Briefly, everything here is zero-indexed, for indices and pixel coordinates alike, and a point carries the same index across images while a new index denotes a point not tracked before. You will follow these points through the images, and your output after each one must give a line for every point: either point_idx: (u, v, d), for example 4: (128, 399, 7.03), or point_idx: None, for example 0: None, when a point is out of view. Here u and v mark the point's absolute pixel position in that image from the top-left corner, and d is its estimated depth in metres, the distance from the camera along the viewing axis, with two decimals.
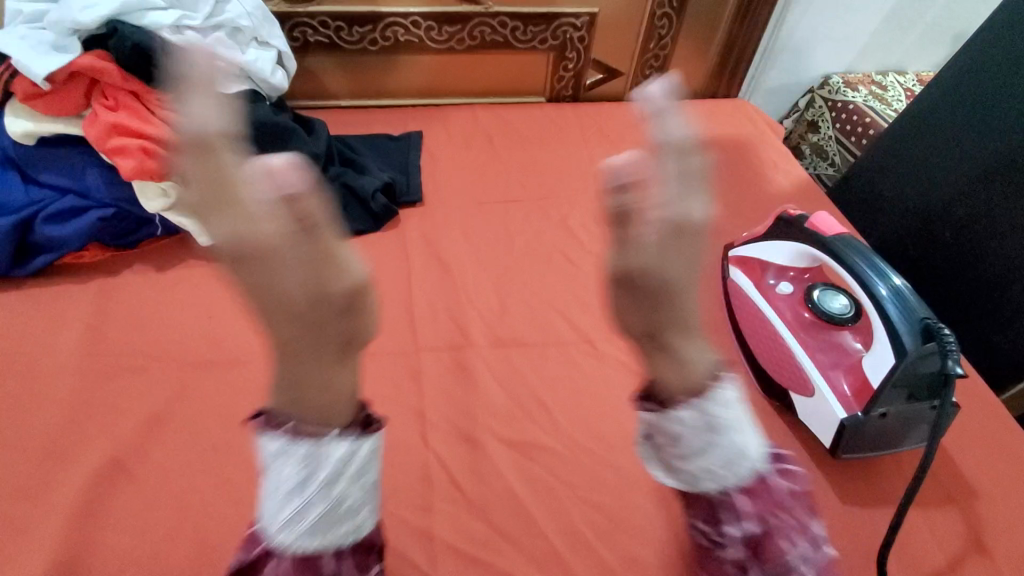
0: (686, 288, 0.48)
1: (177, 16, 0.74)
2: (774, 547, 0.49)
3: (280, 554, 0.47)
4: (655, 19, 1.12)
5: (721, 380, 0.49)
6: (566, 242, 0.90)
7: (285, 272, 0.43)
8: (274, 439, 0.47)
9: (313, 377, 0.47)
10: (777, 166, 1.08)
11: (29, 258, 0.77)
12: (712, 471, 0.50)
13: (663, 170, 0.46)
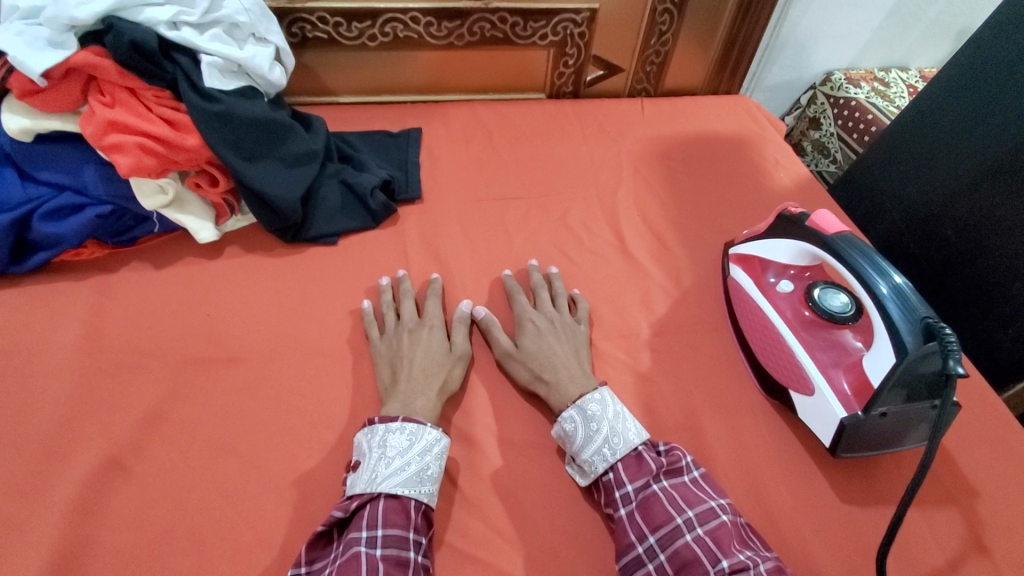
0: (540, 351, 0.72)
1: (174, 12, 0.72)
2: (660, 514, 0.57)
3: (377, 501, 0.57)
4: (656, 15, 1.10)
5: (596, 390, 0.67)
6: (566, 240, 0.90)
7: (437, 339, 0.73)
8: (390, 419, 0.63)
9: (421, 398, 0.66)
10: (778, 163, 1.07)
11: (27, 256, 0.76)
12: (599, 451, 0.62)
13: (517, 293, 0.80)
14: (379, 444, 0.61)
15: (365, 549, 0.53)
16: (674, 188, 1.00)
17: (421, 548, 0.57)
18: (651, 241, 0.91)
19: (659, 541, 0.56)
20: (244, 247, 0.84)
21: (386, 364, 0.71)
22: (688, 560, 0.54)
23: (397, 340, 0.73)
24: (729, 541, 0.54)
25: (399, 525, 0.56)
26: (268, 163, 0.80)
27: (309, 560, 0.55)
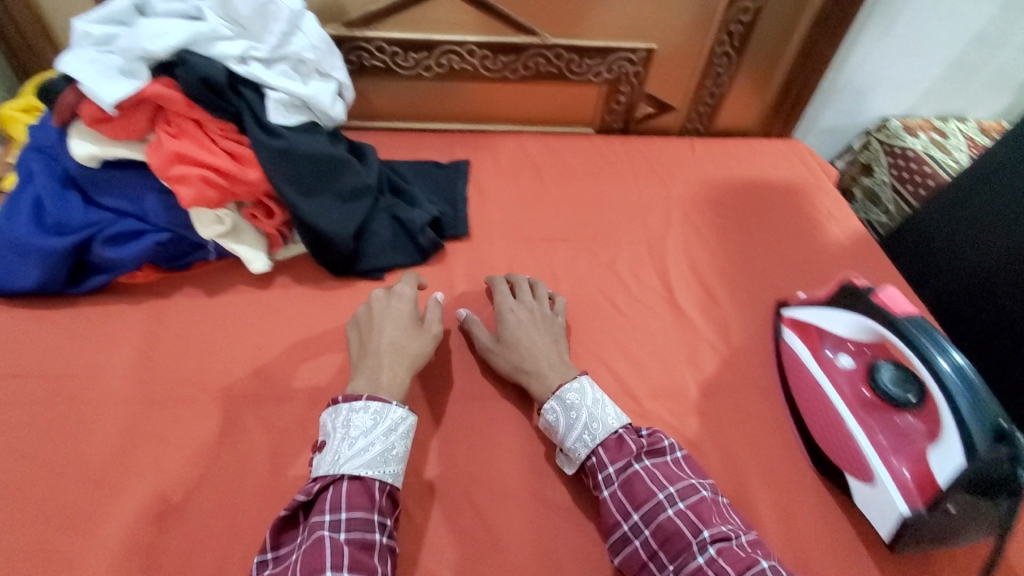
0: (517, 341, 0.74)
1: (244, 47, 0.73)
2: (642, 492, 0.61)
3: (340, 484, 0.58)
4: (715, 56, 1.08)
5: (573, 379, 0.70)
6: (613, 288, 0.89)
7: (409, 315, 0.73)
8: (353, 398, 0.63)
9: (387, 372, 0.67)
10: (832, 216, 1.05)
11: (84, 278, 0.78)
12: (580, 437, 0.66)
13: (497, 285, 0.82)
14: (343, 424, 0.61)
15: (328, 534, 0.54)
16: (723, 237, 0.99)
17: (386, 529, 0.58)
18: (700, 294, 0.89)
19: (643, 518, 0.60)
20: (293, 278, 0.85)
21: (356, 338, 0.72)
22: (670, 534, 0.58)
23: (367, 315, 0.73)
24: (709, 515, 0.59)
25: (363, 507, 0.57)
26: (325, 198, 0.81)
27: (275, 545, 0.57)
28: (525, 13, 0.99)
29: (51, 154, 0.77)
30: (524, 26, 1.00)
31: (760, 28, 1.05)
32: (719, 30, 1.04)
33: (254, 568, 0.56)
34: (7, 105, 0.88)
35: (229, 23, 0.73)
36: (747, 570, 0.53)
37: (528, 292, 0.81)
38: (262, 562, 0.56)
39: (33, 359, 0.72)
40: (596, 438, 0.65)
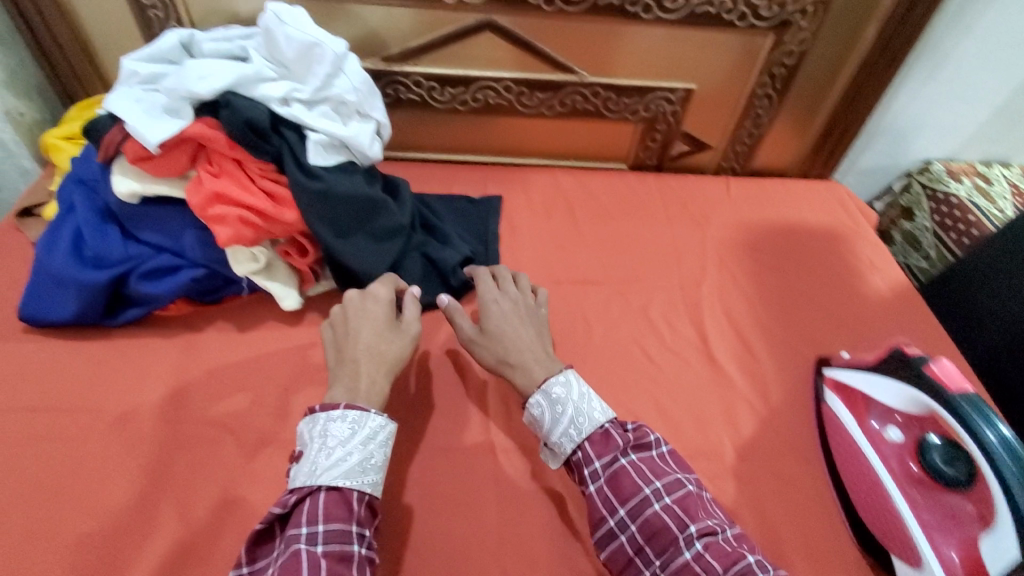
0: (501, 333, 0.74)
1: (287, 89, 0.73)
2: (628, 487, 0.60)
3: (317, 496, 0.57)
4: (755, 98, 1.06)
5: (558, 373, 0.69)
6: (646, 336, 0.86)
7: (386, 317, 0.72)
8: (331, 407, 0.63)
9: (365, 378, 0.67)
10: (872, 265, 1.03)
11: (119, 309, 0.78)
12: (566, 432, 0.64)
13: (480, 276, 0.81)
14: (320, 434, 0.61)
15: (304, 548, 0.53)
16: (759, 284, 0.96)
17: (365, 540, 0.57)
18: (736, 346, 0.86)
19: (629, 513, 0.59)
20: (324, 315, 0.84)
21: (333, 343, 0.71)
22: (657, 528, 0.58)
23: (343, 319, 0.72)
24: (696, 509, 0.59)
25: (341, 519, 0.56)
26: (359, 239, 0.80)
27: (250, 560, 0.56)
28: (563, 51, 0.98)
29: (92, 186, 0.78)
30: (563, 64, 0.99)
31: (803, 71, 1.04)
32: (761, 72, 1.02)
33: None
34: (51, 134, 0.90)
35: (276, 66, 0.74)
36: (734, 565, 0.54)
37: (510, 284, 0.81)
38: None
39: (65, 394, 0.73)
40: (581, 432, 0.64)
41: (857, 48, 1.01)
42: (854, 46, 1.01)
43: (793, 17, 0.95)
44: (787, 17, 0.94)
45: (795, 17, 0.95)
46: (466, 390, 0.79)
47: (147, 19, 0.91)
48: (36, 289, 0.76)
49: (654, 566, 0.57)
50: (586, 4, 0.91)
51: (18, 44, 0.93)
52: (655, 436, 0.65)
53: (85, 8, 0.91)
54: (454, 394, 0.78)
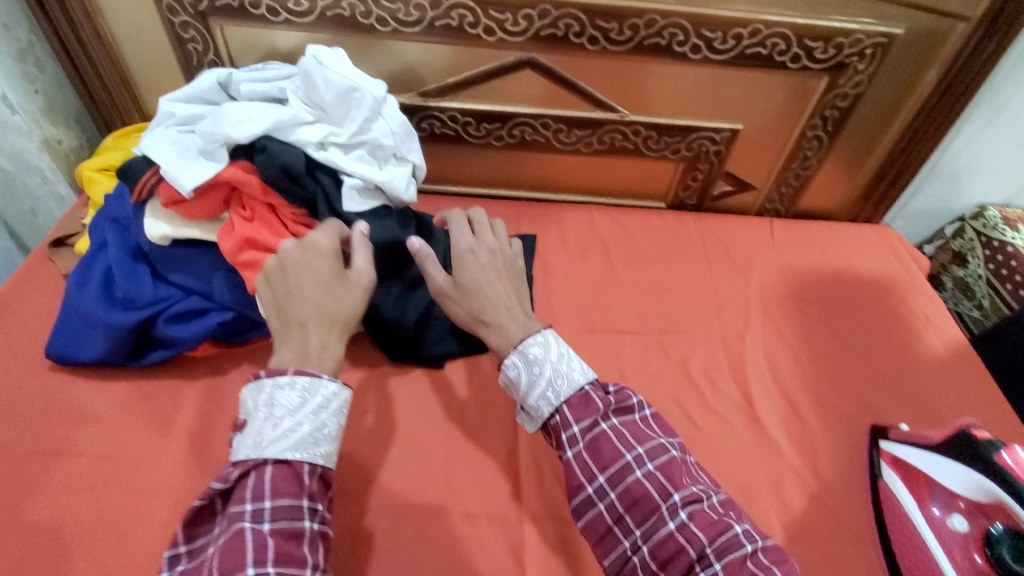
0: (477, 287, 0.71)
1: (324, 133, 0.71)
2: (609, 453, 0.60)
3: (264, 469, 0.55)
4: (804, 139, 1.01)
5: (533, 333, 0.67)
6: (686, 393, 0.82)
7: (331, 270, 0.64)
8: (278, 372, 0.59)
9: (314, 342, 0.62)
10: (928, 320, 0.97)
11: (145, 351, 0.77)
12: (543, 394, 0.63)
13: (456, 224, 0.77)
14: (267, 402, 0.58)
15: (250, 526, 0.52)
16: (806, 338, 0.91)
17: (317, 515, 0.57)
18: (783, 409, 0.82)
19: (608, 480, 0.60)
20: (352, 361, 0.82)
21: (273, 303, 0.64)
22: (638, 496, 0.59)
23: (281, 273, 0.64)
24: (679, 475, 0.60)
25: (291, 493, 0.55)
26: (391, 286, 0.79)
27: (188, 538, 0.56)
28: (605, 89, 0.94)
29: (125, 225, 0.77)
30: (604, 102, 0.95)
31: (857, 114, 0.99)
32: (813, 114, 0.97)
33: (166, 562, 0.55)
34: (87, 165, 0.89)
35: (313, 108, 0.73)
36: (719, 535, 0.55)
37: (487, 235, 0.77)
38: (175, 556, 0.55)
39: (89, 439, 0.71)
40: (560, 395, 0.63)
41: (916, 93, 0.96)
42: (913, 91, 0.96)
43: (849, 59, 0.90)
44: (844, 59, 0.90)
45: (852, 59, 0.90)
46: (497, 447, 0.75)
47: (186, 52, 0.90)
48: (64, 328, 0.75)
49: (634, 536, 0.58)
50: (632, 42, 0.88)
51: (59, 73, 0.93)
52: (631, 395, 0.65)
53: (126, 40, 0.91)
54: (483, 451, 0.75)
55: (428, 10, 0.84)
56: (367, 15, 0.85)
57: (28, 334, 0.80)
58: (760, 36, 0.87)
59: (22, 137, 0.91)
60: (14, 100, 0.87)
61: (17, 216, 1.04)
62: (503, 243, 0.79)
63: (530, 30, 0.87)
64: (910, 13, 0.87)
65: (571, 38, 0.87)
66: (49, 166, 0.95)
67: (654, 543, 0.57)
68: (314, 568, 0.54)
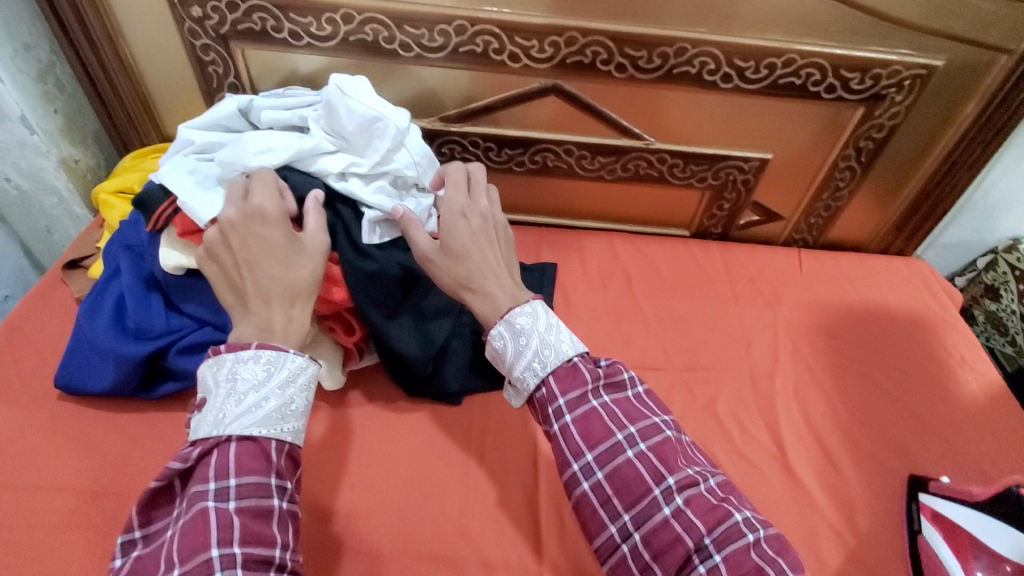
0: (467, 253, 0.67)
1: (345, 163, 0.70)
2: (600, 430, 0.58)
3: (227, 446, 0.53)
4: (836, 170, 0.98)
5: (522, 305, 0.64)
6: (713, 437, 0.78)
7: (283, 243, 0.62)
8: (240, 347, 0.58)
9: (278, 317, 0.60)
10: (964, 360, 0.92)
11: (156, 383, 0.75)
12: (530, 366, 0.61)
13: (448, 180, 0.71)
14: (229, 377, 0.56)
15: (214, 505, 0.50)
16: (837, 378, 0.88)
17: (286, 493, 0.55)
18: (816, 457, 0.79)
19: (596, 459, 0.57)
20: (366, 395, 0.79)
21: (226, 279, 0.61)
22: (628, 478, 0.56)
23: (230, 250, 0.61)
24: (673, 457, 0.57)
25: (257, 471, 0.53)
26: (406, 319, 0.76)
27: (144, 523, 0.55)
28: (633, 118, 0.92)
29: (139, 252, 0.75)
30: (629, 130, 0.93)
31: (891, 145, 0.95)
32: (846, 144, 0.94)
33: (120, 547, 0.54)
34: (103, 188, 0.88)
35: (334, 137, 0.72)
36: (717, 524, 0.53)
37: (483, 194, 0.72)
38: (130, 540, 0.54)
39: (94, 475, 0.69)
40: (545, 366, 0.60)
41: (955, 124, 0.92)
42: (952, 122, 0.92)
43: (887, 91, 0.87)
44: (881, 90, 0.87)
45: (889, 91, 0.87)
46: (515, 491, 0.72)
47: (206, 75, 0.89)
48: (73, 356, 0.73)
49: (622, 521, 0.55)
50: (661, 70, 0.85)
51: (79, 93, 0.92)
52: (622, 369, 0.63)
53: (146, 61, 0.90)
54: (500, 495, 0.71)
55: (453, 36, 0.82)
56: (391, 41, 0.83)
57: (38, 360, 0.78)
58: (794, 66, 0.84)
59: (40, 157, 0.89)
60: (32, 120, 0.86)
61: (32, 234, 1.03)
62: (495, 204, 0.74)
63: (556, 57, 0.85)
64: (951, 44, 0.84)
65: (599, 65, 0.85)
66: (66, 186, 0.94)
67: (647, 531, 0.54)
68: (283, 548, 0.52)
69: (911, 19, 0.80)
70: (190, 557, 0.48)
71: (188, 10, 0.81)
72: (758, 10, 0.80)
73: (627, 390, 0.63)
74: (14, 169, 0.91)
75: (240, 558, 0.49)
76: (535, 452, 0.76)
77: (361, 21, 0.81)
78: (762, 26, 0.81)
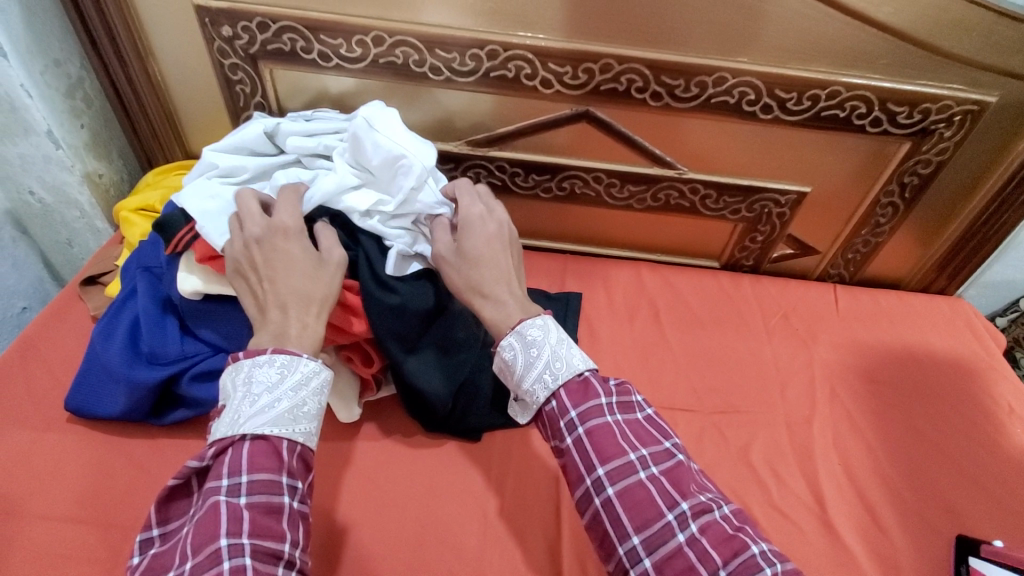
0: (479, 259, 0.65)
1: (372, 202, 0.69)
2: (611, 447, 0.55)
3: (240, 445, 0.51)
4: (877, 206, 0.94)
5: (535, 317, 0.62)
6: (747, 485, 0.74)
7: (300, 252, 0.61)
8: (256, 353, 0.55)
9: (294, 324, 0.58)
10: (1013, 411, 0.87)
11: (167, 409, 0.72)
12: (540, 378, 0.59)
13: (462, 189, 0.71)
14: (245, 381, 0.54)
15: (224, 499, 0.47)
16: (878, 427, 0.83)
17: (297, 493, 0.51)
18: (858, 514, 0.74)
19: (608, 475, 0.54)
20: (382, 428, 0.76)
21: (250, 295, 0.61)
22: (639, 499, 0.52)
23: (251, 260, 0.61)
24: (686, 482, 0.54)
25: (269, 468, 0.50)
26: (427, 353, 0.73)
27: (161, 521, 0.52)
28: (667, 148, 0.89)
29: (157, 274, 0.73)
30: (661, 158, 0.90)
31: (936, 182, 0.91)
32: (889, 180, 0.90)
33: (138, 545, 0.51)
34: (125, 205, 0.87)
35: (359, 171, 0.70)
36: (734, 557, 0.49)
37: (497, 203, 0.71)
38: (149, 539, 0.52)
39: (100, 503, 0.66)
40: (557, 378, 0.58)
41: (1005, 161, 0.88)
42: (1002, 159, 0.88)
43: (936, 126, 0.83)
44: (929, 125, 0.83)
45: (938, 126, 0.83)
46: (535, 539, 0.68)
47: (233, 94, 0.87)
48: (85, 380, 0.71)
49: (632, 543, 0.51)
50: (698, 99, 0.83)
51: (106, 109, 0.92)
52: (632, 389, 0.60)
53: (175, 78, 0.89)
54: (520, 541, 0.68)
55: (485, 60, 0.80)
56: (421, 64, 0.81)
57: (52, 380, 0.76)
58: (838, 98, 0.81)
59: (64, 171, 0.89)
60: (59, 136, 0.85)
61: (54, 247, 1.02)
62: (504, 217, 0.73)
63: (590, 83, 0.82)
64: (1006, 80, 0.80)
65: (634, 93, 0.83)
66: (89, 201, 0.93)
67: (659, 558, 0.50)
68: (293, 545, 0.49)
69: (967, 54, 0.77)
70: (200, 548, 0.45)
71: (218, 29, 0.80)
72: (803, 41, 0.77)
73: (638, 411, 0.59)
74: (39, 183, 0.90)
75: (249, 548, 0.46)
76: (557, 497, 0.72)
77: (391, 44, 0.79)
78: (807, 56, 0.78)
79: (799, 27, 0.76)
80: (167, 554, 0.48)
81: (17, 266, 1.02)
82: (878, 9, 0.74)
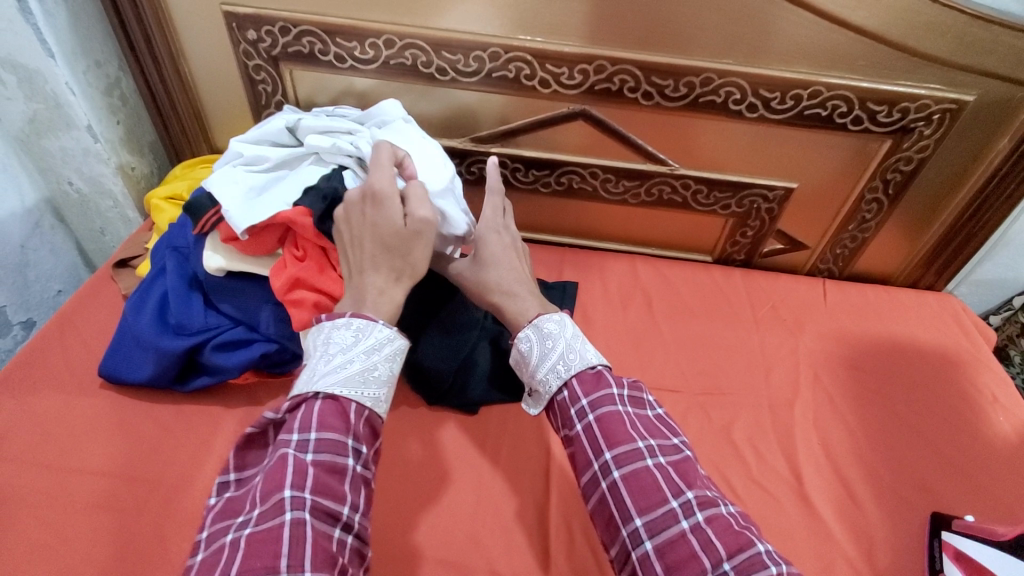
0: (492, 265, 0.73)
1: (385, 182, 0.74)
2: (620, 433, 0.57)
3: (314, 402, 0.56)
4: (863, 202, 0.98)
5: (552, 313, 0.67)
6: (729, 460, 0.78)
7: (387, 223, 0.65)
8: (336, 317, 0.61)
9: (372, 290, 0.64)
10: (995, 400, 0.89)
11: (191, 377, 0.79)
12: (553, 368, 0.63)
13: (487, 198, 0.78)
14: (323, 341, 0.60)
15: (293, 452, 0.52)
16: (859, 412, 0.86)
17: (362, 458, 0.55)
18: (835, 490, 0.77)
19: (615, 458, 0.56)
20: None
21: (342, 254, 0.68)
22: (645, 484, 0.54)
23: (347, 225, 0.67)
24: (692, 475, 0.55)
25: (336, 428, 0.54)
26: (429, 333, 0.81)
27: (239, 466, 0.57)
28: (659, 146, 0.95)
29: (185, 254, 0.80)
30: (654, 155, 0.95)
31: (920, 178, 0.95)
32: (872, 176, 0.94)
33: (217, 488, 0.56)
34: (156, 195, 0.94)
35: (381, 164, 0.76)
36: (739, 552, 0.49)
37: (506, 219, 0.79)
38: (225, 482, 0.57)
39: (126, 461, 0.72)
40: (568, 367, 0.62)
41: (986, 158, 0.91)
42: (984, 156, 0.91)
43: (915, 124, 0.88)
44: (909, 124, 0.88)
45: (917, 124, 0.88)
46: (526, 504, 0.73)
47: (257, 93, 0.95)
48: (118, 349, 0.78)
49: (635, 527, 0.53)
50: (687, 99, 0.88)
51: (139, 106, 1.00)
52: (645, 390, 0.62)
53: (203, 78, 0.97)
54: (511, 504, 0.72)
55: (487, 61, 0.87)
56: (429, 65, 0.88)
57: (87, 351, 0.83)
58: (820, 97, 0.85)
59: (101, 164, 0.96)
60: (97, 130, 0.92)
61: (88, 234, 1.10)
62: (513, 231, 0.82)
63: (585, 83, 0.88)
64: (983, 80, 0.84)
65: (625, 92, 0.88)
66: (122, 191, 1.00)
67: (662, 541, 0.51)
68: (351, 508, 0.53)
69: (942, 56, 0.81)
70: (268, 496, 0.50)
71: (244, 33, 0.87)
72: (785, 44, 0.82)
73: (649, 409, 0.61)
74: (78, 174, 0.98)
75: (309, 504, 0.49)
76: (547, 466, 0.76)
77: (401, 46, 0.86)
78: (789, 59, 0.83)
79: (779, 31, 0.81)
80: (240, 499, 0.52)
81: (54, 252, 1.10)
82: (855, 14, 0.79)
